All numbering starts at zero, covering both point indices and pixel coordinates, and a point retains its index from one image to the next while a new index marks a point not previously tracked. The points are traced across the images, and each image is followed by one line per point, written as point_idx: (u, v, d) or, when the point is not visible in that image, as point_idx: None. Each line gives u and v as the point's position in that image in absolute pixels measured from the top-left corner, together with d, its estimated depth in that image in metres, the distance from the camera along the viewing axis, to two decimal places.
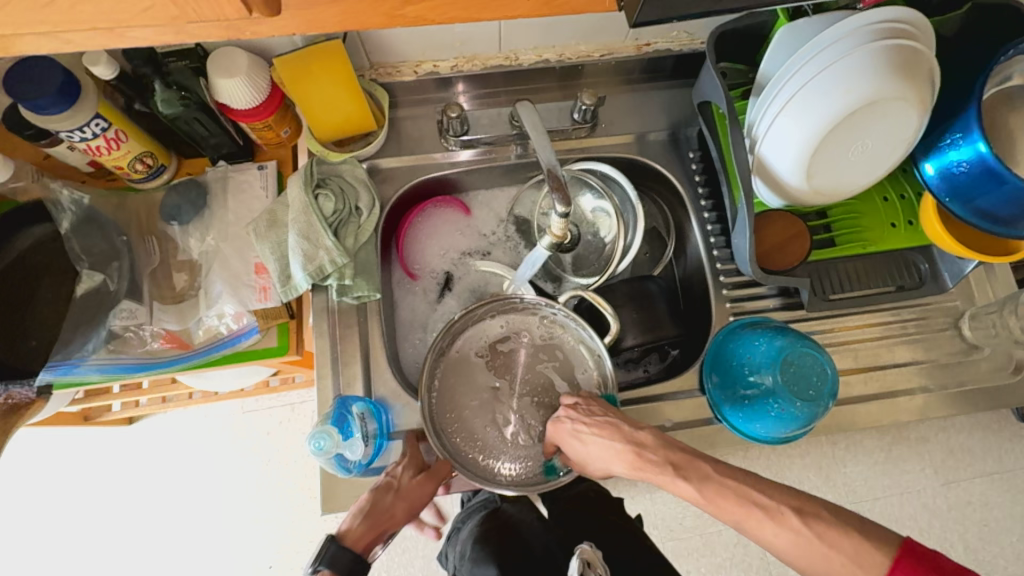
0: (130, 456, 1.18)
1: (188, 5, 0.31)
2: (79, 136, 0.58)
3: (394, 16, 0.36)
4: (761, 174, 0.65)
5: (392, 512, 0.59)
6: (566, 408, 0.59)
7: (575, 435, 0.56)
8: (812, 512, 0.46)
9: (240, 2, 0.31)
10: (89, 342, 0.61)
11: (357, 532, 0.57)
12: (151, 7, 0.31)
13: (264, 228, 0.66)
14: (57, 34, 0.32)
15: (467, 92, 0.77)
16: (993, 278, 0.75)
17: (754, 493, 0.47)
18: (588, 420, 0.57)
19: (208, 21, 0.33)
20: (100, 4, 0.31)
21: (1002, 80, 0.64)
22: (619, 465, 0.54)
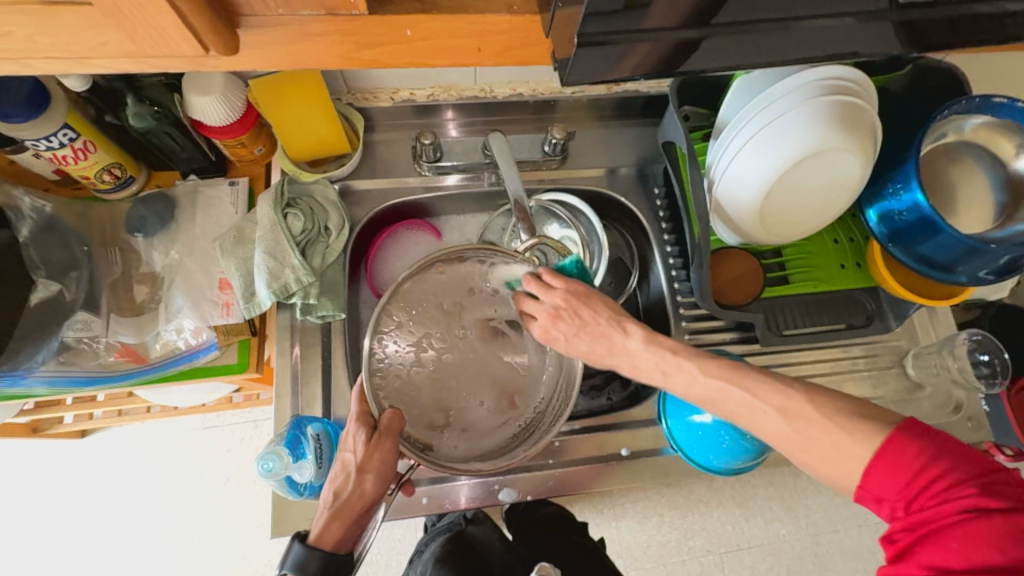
0: (79, 471, 1.13)
1: (146, 42, 0.34)
2: (45, 145, 0.58)
3: (351, 59, 0.38)
4: (717, 212, 0.68)
5: (360, 490, 0.54)
6: (548, 317, 0.52)
7: (564, 338, 0.53)
8: (799, 413, 0.44)
9: (196, 41, 0.34)
10: (38, 353, 0.59)
11: (332, 533, 0.54)
12: (108, 43, 0.33)
13: (230, 244, 0.66)
14: (23, 60, 0.34)
15: (458, 120, 0.79)
16: (936, 321, 0.79)
17: (742, 390, 0.47)
18: (571, 314, 0.52)
19: (166, 56, 0.35)
20: (60, 38, 0.32)
21: (938, 136, 0.68)
22: (608, 355, 0.53)
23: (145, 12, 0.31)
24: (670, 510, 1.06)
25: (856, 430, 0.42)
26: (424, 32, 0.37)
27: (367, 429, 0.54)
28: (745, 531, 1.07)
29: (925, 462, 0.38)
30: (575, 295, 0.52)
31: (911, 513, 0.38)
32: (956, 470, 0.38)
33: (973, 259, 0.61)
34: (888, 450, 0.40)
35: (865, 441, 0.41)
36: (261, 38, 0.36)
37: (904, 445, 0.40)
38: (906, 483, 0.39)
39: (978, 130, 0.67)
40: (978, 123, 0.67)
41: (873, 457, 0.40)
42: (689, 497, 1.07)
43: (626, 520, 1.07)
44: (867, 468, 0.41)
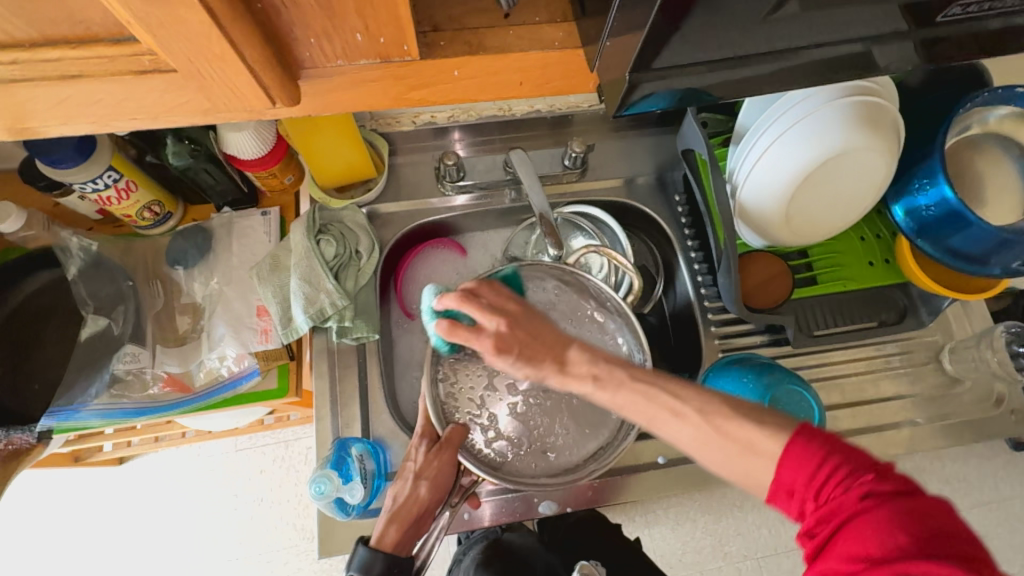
0: (120, 497, 1.16)
1: (220, 99, 0.35)
2: (91, 187, 0.61)
3: (401, 99, 0.39)
4: (743, 217, 0.69)
5: (415, 494, 0.58)
6: (491, 345, 0.45)
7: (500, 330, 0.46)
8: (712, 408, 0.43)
9: (264, 94, 0.34)
10: (92, 386, 0.62)
11: (391, 534, 0.55)
12: (188, 102, 0.35)
13: (267, 272, 0.68)
14: (103, 123, 0.35)
15: (461, 141, 0.81)
16: (970, 313, 0.78)
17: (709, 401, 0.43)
18: (507, 333, 0.45)
19: (236, 111, 0.36)
20: (140, 100, 0.34)
21: (962, 129, 0.68)
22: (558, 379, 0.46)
23: (220, 73, 0.32)
24: (704, 515, 1.05)
25: (759, 447, 0.41)
26: (472, 70, 0.38)
27: (430, 439, 0.60)
28: (784, 534, 1.05)
29: (823, 458, 0.38)
30: (510, 322, 0.46)
31: (821, 505, 0.38)
32: (851, 461, 0.38)
33: (1005, 251, 0.61)
34: (790, 454, 0.39)
35: (766, 449, 0.41)
36: (320, 88, 0.36)
37: (806, 446, 0.39)
38: (813, 476, 0.38)
39: (1004, 120, 0.67)
40: (1002, 114, 0.66)
41: (778, 455, 0.40)
42: (723, 502, 1.05)
43: (660, 527, 1.06)
44: (774, 471, 0.40)
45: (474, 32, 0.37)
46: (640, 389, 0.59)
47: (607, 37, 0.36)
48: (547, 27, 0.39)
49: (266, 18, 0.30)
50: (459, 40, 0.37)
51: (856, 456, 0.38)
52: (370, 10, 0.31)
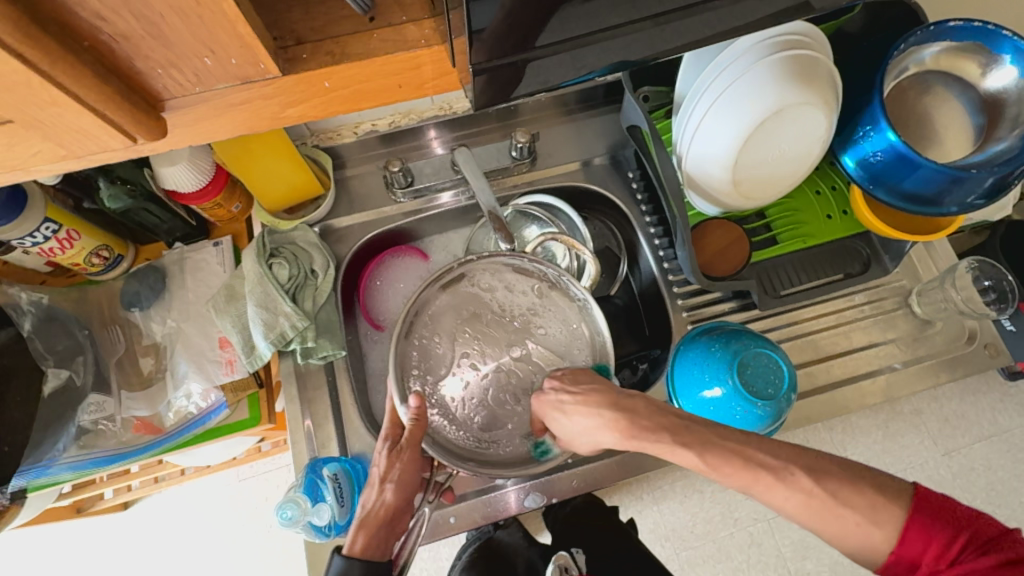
0: (130, 542, 1.16)
1: (73, 144, 0.33)
2: (30, 241, 0.59)
3: (279, 118, 0.37)
4: (693, 187, 0.68)
5: (382, 499, 0.56)
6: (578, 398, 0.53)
7: (558, 412, 0.54)
8: (824, 470, 0.49)
9: (122, 134, 0.33)
10: (60, 440, 0.61)
11: (361, 540, 0.54)
12: (39, 151, 0.33)
13: (223, 303, 0.67)
14: None
15: (442, 138, 0.80)
16: (935, 254, 0.78)
17: (758, 455, 0.50)
18: (582, 392, 0.54)
19: (97, 153, 0.34)
20: (5, 152, 0.32)
21: (900, 71, 0.68)
22: (608, 434, 0.55)
23: (64, 118, 0.30)
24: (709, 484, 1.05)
25: (879, 519, 0.46)
26: (342, 80, 0.35)
27: (391, 442, 0.58)
28: None
29: (948, 535, 0.44)
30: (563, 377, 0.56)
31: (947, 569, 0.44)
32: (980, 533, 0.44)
33: (958, 188, 0.60)
34: (912, 530, 0.45)
35: (887, 521, 0.46)
36: (189, 117, 0.35)
37: (924, 527, 0.45)
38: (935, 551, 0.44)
39: (940, 56, 0.66)
40: (937, 50, 0.66)
41: (902, 531, 0.46)
42: None
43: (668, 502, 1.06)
44: (894, 548, 0.46)
45: (337, 41, 0.35)
46: (602, 381, 0.59)
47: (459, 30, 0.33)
48: (410, 26, 0.35)
49: (101, 54, 0.29)
50: (321, 50, 0.34)
51: (975, 528, 0.44)
52: (207, 32, 0.29)
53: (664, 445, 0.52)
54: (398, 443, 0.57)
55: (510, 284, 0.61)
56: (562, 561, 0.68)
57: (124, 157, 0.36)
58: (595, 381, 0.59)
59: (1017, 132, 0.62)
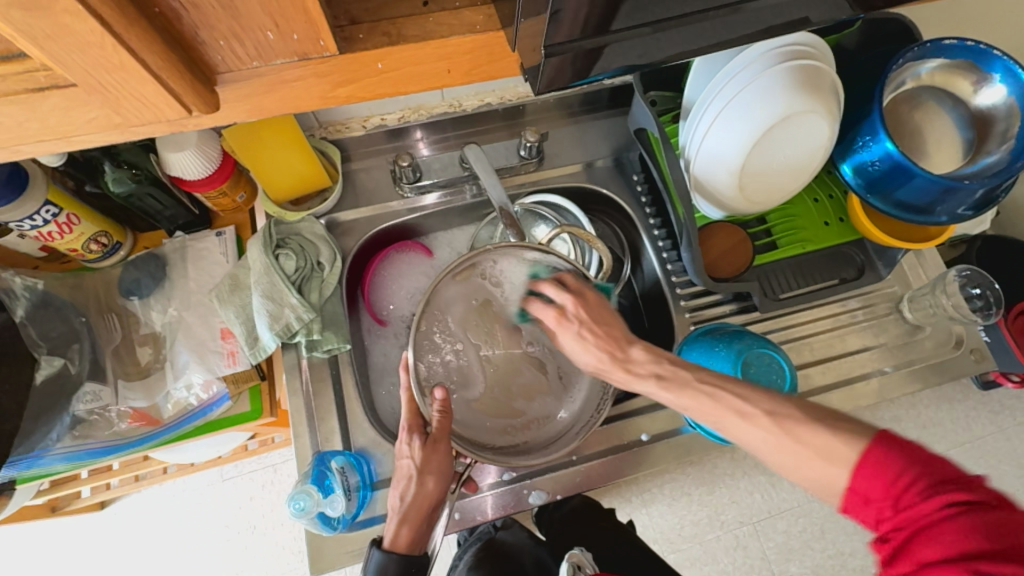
0: (106, 542, 1.12)
1: (129, 112, 0.32)
2: (29, 224, 0.58)
3: (326, 100, 0.36)
4: (699, 190, 0.70)
5: (423, 491, 0.56)
6: (558, 316, 0.58)
7: (578, 339, 0.57)
8: (786, 414, 0.45)
9: (178, 104, 0.32)
10: (52, 431, 0.59)
11: (405, 535, 0.54)
12: (94, 118, 0.32)
13: (227, 292, 0.66)
14: (13, 147, 0.32)
15: (423, 140, 0.79)
16: (924, 262, 0.81)
17: (730, 397, 0.48)
18: (583, 309, 0.57)
19: (150, 123, 0.33)
20: (46, 121, 0.31)
21: (898, 85, 0.70)
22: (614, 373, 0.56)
23: (125, 84, 0.29)
24: (698, 488, 1.06)
25: (833, 454, 0.41)
26: (395, 63, 0.35)
27: (421, 433, 0.57)
28: (776, 496, 1.07)
29: (908, 463, 0.37)
30: (577, 296, 0.58)
31: (897, 513, 0.37)
32: (927, 467, 0.37)
33: (951, 200, 0.63)
34: (867, 463, 0.39)
35: (843, 457, 0.41)
36: (241, 92, 0.34)
37: (884, 456, 0.39)
38: (890, 483, 0.38)
39: (934, 73, 0.69)
40: (932, 66, 0.68)
41: (857, 461, 0.40)
42: (714, 472, 1.07)
43: (656, 505, 1.07)
44: (850, 481, 0.40)
45: (393, 23, 0.35)
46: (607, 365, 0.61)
47: (521, 17, 0.33)
48: (466, 11, 0.36)
49: (167, 23, 0.29)
50: (377, 31, 0.34)
51: (937, 466, 0.37)
52: (275, 5, 0.29)
53: (655, 378, 0.54)
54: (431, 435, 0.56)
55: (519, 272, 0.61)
56: (576, 557, 0.69)
57: (168, 132, 0.35)
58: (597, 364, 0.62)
59: (1006, 147, 0.65)
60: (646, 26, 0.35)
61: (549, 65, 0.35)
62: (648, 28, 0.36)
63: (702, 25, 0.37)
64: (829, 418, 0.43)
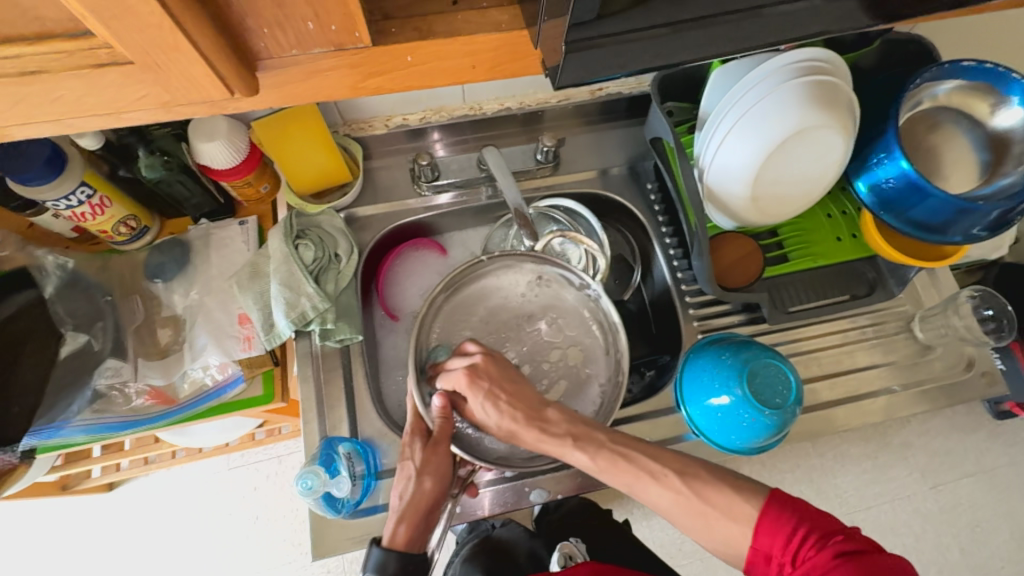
0: (112, 524, 1.14)
1: (178, 92, 0.34)
2: (65, 204, 0.60)
3: (358, 89, 0.38)
4: (711, 201, 0.70)
5: (424, 490, 0.57)
6: (465, 378, 0.57)
7: (489, 399, 0.57)
8: (693, 475, 0.51)
9: (223, 85, 0.34)
10: (73, 404, 0.62)
11: (403, 533, 0.54)
12: (145, 96, 0.34)
13: (247, 279, 0.68)
14: (65, 120, 0.34)
15: (441, 141, 0.81)
16: (937, 282, 0.81)
17: (642, 459, 0.52)
18: (474, 386, 0.57)
19: (195, 102, 0.35)
20: (102, 96, 0.33)
21: (915, 105, 0.70)
22: (523, 435, 0.56)
23: (177, 64, 0.31)
24: None
25: (737, 514, 0.48)
26: (424, 56, 0.37)
27: (423, 436, 0.59)
28: None
29: (793, 526, 0.45)
30: (489, 358, 0.59)
31: (796, 566, 0.44)
32: (812, 525, 0.44)
33: (964, 219, 0.63)
34: (767, 521, 0.46)
35: (745, 514, 0.48)
36: (280, 79, 0.36)
37: (778, 516, 0.46)
38: (787, 540, 0.45)
39: (952, 94, 0.69)
40: (950, 88, 0.68)
41: (754, 525, 0.47)
42: None
43: (657, 518, 1.06)
44: (753, 540, 0.47)
45: (423, 19, 0.37)
46: (617, 359, 0.63)
47: (546, 16, 0.35)
48: (493, 11, 0.38)
49: (218, 8, 0.30)
50: (409, 26, 0.36)
51: (815, 522, 0.45)
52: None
53: (587, 452, 0.53)
54: (433, 436, 0.58)
55: (524, 284, 0.67)
56: (567, 549, 0.70)
57: (210, 113, 0.37)
58: (609, 360, 0.64)
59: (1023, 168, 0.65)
60: (665, 27, 0.37)
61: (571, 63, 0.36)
62: (664, 29, 0.37)
63: (721, 29, 0.38)
64: (729, 496, 0.49)
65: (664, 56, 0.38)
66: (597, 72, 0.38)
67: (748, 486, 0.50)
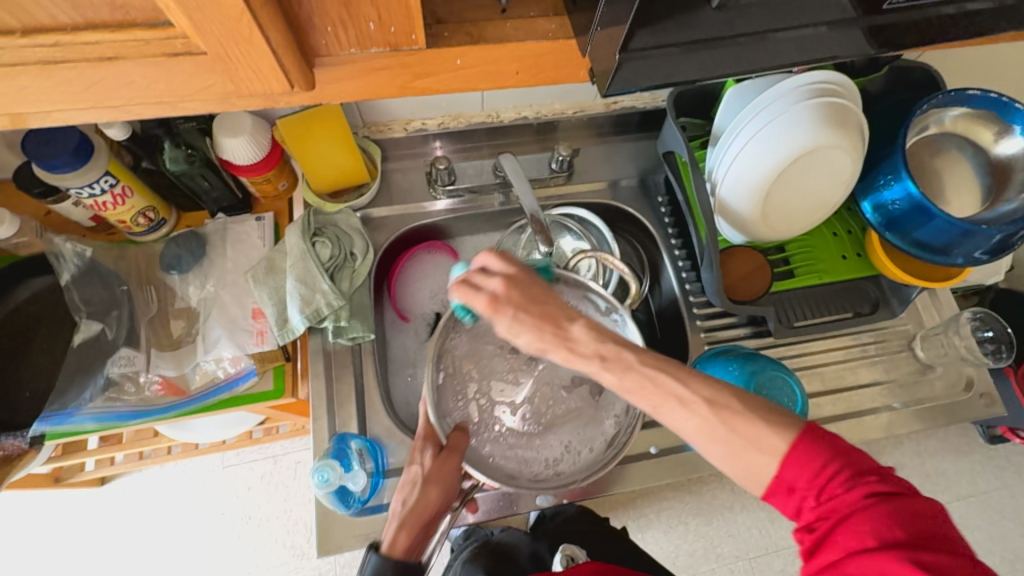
0: (103, 520, 1.13)
1: (241, 84, 0.35)
2: (88, 192, 0.61)
3: (406, 88, 0.39)
4: (722, 214, 0.72)
5: (428, 498, 0.58)
6: (486, 302, 0.46)
7: (517, 317, 0.46)
8: (723, 401, 0.43)
9: (286, 79, 0.35)
10: (86, 391, 0.62)
11: (402, 540, 0.56)
12: (210, 86, 0.35)
13: (263, 274, 0.69)
14: (124, 106, 0.35)
15: (442, 148, 0.82)
16: (939, 303, 0.82)
17: (671, 382, 0.44)
18: (517, 291, 0.47)
19: (254, 95, 0.37)
20: (165, 85, 0.34)
21: (921, 129, 0.73)
22: (551, 355, 0.47)
23: (248, 57, 0.32)
24: (695, 517, 1.06)
25: (764, 444, 0.41)
26: (473, 60, 0.39)
27: (435, 446, 0.61)
28: (774, 533, 1.06)
29: (826, 462, 0.39)
30: (513, 276, 0.48)
31: (821, 503, 0.39)
32: (849, 464, 0.39)
33: (966, 242, 0.65)
34: (797, 452, 0.40)
35: (771, 444, 0.41)
36: (334, 75, 0.37)
37: (811, 449, 0.40)
38: (815, 474, 0.39)
39: (958, 120, 0.71)
40: (956, 114, 0.71)
41: (783, 456, 0.40)
42: (712, 503, 1.07)
43: (652, 531, 1.06)
44: (778, 469, 0.40)
45: (474, 25, 0.38)
46: None
47: (597, 25, 0.37)
48: (540, 20, 0.39)
49: (289, 5, 0.32)
50: (461, 31, 0.38)
51: (849, 459, 0.39)
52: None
53: (595, 362, 0.45)
54: (444, 447, 0.59)
55: None
56: (570, 550, 0.71)
57: (262, 106, 0.38)
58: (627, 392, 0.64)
59: None
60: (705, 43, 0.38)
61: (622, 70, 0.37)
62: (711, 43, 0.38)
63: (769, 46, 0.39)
64: (759, 423, 0.41)
65: (706, 69, 0.39)
66: (639, 82, 0.39)
67: (774, 412, 0.42)
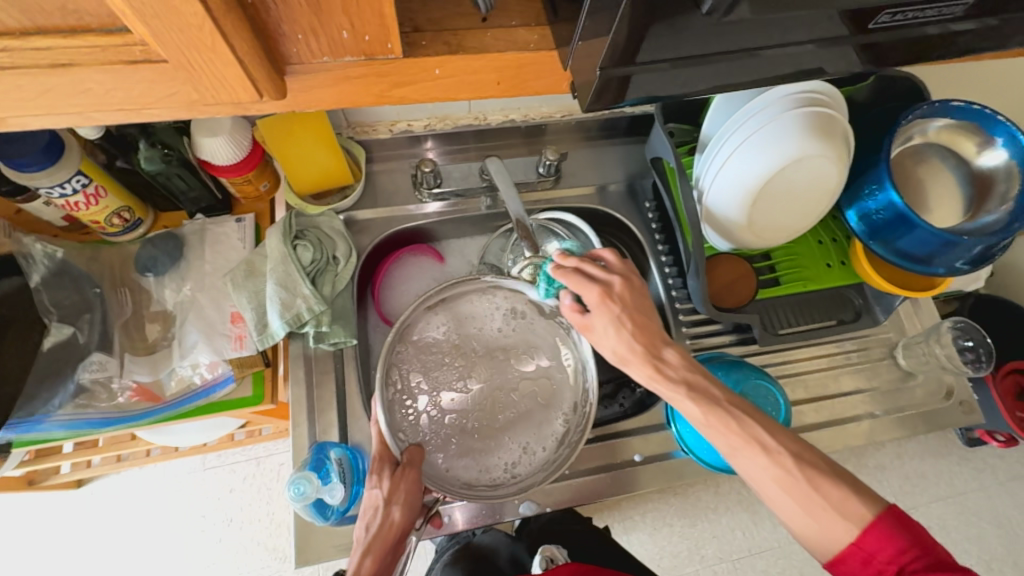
0: (79, 523, 1.10)
1: (207, 91, 0.34)
2: (58, 192, 0.58)
3: (382, 97, 0.39)
4: (709, 222, 0.72)
5: (391, 521, 0.57)
6: (598, 293, 0.52)
7: (619, 318, 0.52)
8: (813, 463, 0.46)
9: (255, 87, 0.34)
10: (55, 397, 0.60)
11: (368, 567, 0.54)
12: (175, 94, 0.34)
13: (242, 278, 0.67)
14: (87, 113, 0.34)
15: (435, 149, 0.81)
16: (920, 311, 0.83)
17: (756, 429, 0.48)
18: (630, 298, 0.53)
19: (222, 102, 0.35)
20: (128, 91, 0.33)
21: (907, 138, 0.73)
22: (634, 366, 0.52)
23: (212, 65, 0.31)
24: (680, 519, 1.07)
25: (847, 511, 0.44)
26: (451, 70, 0.38)
27: (392, 466, 0.59)
28: (757, 535, 1.07)
29: (907, 545, 0.41)
30: (627, 277, 0.54)
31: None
32: (924, 552, 0.41)
33: (948, 252, 0.65)
34: (878, 527, 0.43)
35: (856, 513, 0.44)
36: (307, 82, 0.36)
37: (893, 530, 0.42)
38: (894, 551, 0.42)
39: (941, 131, 0.72)
40: (940, 125, 0.71)
41: (864, 527, 0.43)
42: (697, 506, 1.07)
43: (637, 533, 1.06)
44: (856, 539, 0.43)
45: (454, 33, 0.38)
46: (586, 388, 0.64)
47: (578, 38, 0.36)
48: (521, 30, 0.39)
49: (257, 13, 0.30)
50: (439, 40, 0.37)
51: (929, 549, 0.42)
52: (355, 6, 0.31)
53: (679, 389, 0.50)
54: (399, 466, 0.58)
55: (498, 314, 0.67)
56: (550, 552, 0.70)
57: (232, 113, 0.37)
58: (576, 390, 0.65)
59: (1004, 207, 0.67)
60: None
61: (604, 83, 0.37)
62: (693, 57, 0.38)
63: (753, 62, 0.39)
64: (854, 498, 0.44)
65: (689, 83, 0.39)
66: (621, 95, 0.38)
67: (866, 492, 0.45)
